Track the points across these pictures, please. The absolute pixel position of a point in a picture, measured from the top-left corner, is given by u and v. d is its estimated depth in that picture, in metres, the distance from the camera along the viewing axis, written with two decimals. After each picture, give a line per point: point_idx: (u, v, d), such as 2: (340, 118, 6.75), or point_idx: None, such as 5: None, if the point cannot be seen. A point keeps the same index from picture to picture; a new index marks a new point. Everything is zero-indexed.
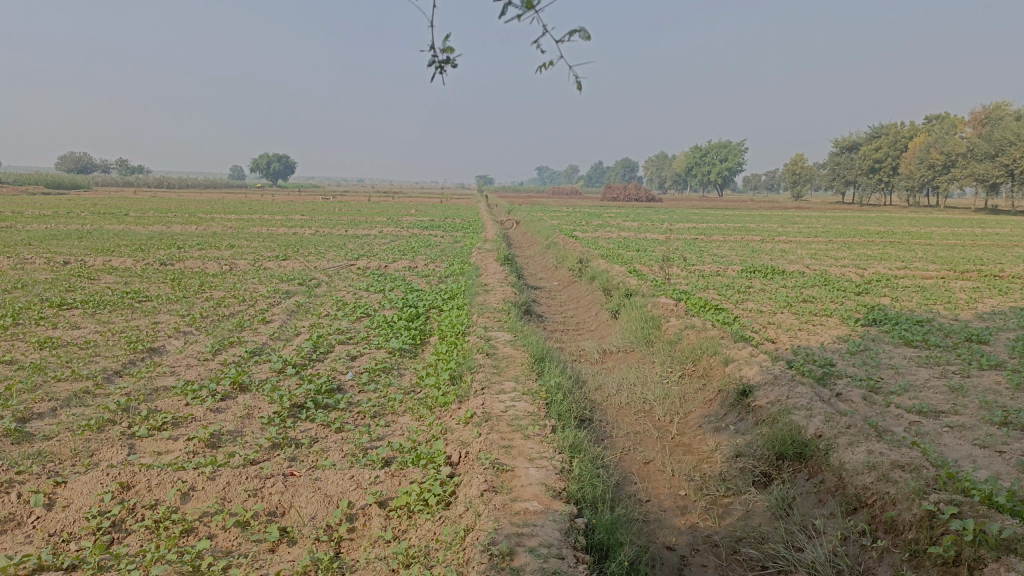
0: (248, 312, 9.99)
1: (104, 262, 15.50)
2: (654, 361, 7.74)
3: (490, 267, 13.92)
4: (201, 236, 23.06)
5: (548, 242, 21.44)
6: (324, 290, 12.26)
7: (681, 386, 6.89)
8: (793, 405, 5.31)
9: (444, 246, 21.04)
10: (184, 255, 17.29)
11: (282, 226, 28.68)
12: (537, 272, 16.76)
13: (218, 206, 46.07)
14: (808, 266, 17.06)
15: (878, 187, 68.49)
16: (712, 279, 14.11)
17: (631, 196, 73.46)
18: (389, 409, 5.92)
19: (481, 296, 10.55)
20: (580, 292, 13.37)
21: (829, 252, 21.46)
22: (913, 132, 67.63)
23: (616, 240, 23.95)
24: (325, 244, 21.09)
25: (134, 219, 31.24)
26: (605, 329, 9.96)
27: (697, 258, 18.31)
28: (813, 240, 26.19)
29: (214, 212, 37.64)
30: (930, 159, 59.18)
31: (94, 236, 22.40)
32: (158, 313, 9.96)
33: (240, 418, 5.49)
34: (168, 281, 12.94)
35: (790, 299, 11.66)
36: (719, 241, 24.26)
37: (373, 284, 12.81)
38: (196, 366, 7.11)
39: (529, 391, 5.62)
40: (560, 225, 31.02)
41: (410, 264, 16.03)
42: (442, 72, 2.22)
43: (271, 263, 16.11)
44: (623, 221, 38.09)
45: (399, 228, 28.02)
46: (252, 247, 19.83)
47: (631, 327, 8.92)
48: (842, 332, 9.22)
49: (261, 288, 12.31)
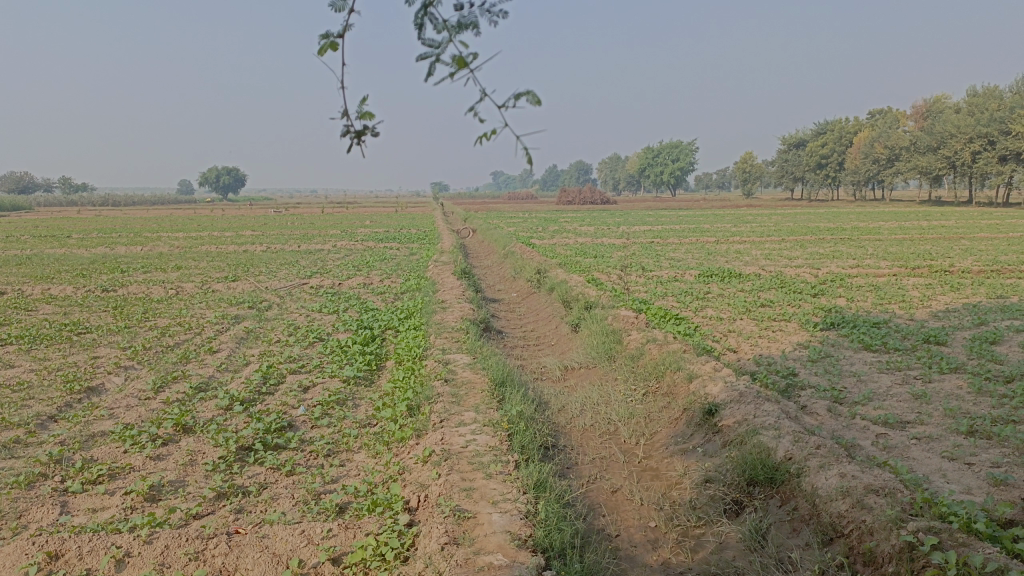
0: (195, 342, 9.57)
1: (43, 291, 14.83)
2: (617, 378, 7.56)
3: (447, 282, 13.65)
4: (147, 258, 22.28)
5: (505, 251, 21.23)
6: (275, 313, 11.84)
7: (645, 405, 6.72)
8: (761, 425, 5.17)
9: (400, 259, 20.68)
10: (128, 279, 16.66)
11: (232, 244, 27.97)
12: (495, 284, 16.54)
13: (166, 223, 44.92)
14: (764, 268, 17.14)
15: (826, 182, 69.90)
16: (671, 285, 14.04)
17: (587, 199, 73.74)
18: (344, 446, 5.63)
19: (439, 314, 10.29)
20: (539, 304, 13.18)
21: (783, 251, 21.66)
22: (857, 128, 69.20)
23: (573, 247, 23.85)
24: (277, 262, 20.57)
25: (76, 242, 30.19)
26: (566, 344, 9.77)
27: (655, 263, 18.28)
28: (767, 239, 26.48)
29: (160, 231, 36.56)
30: (874, 154, 60.55)
31: (32, 261, 21.47)
32: (99, 347, 9.47)
33: (183, 467, 5.15)
34: (110, 309, 12.38)
35: (749, 304, 11.64)
36: (676, 244, 24.34)
37: (326, 304, 12.44)
38: (138, 406, 6.72)
39: (490, 421, 5.39)
40: (516, 232, 30.83)
41: (365, 280, 15.66)
42: (359, 142, 2.00)
43: (221, 285, 15.58)
44: (579, 226, 38.09)
45: (353, 242, 27.53)
46: (200, 268, 19.21)
47: (592, 341, 8.75)
48: (802, 338, 9.18)
49: (208, 313, 11.85)
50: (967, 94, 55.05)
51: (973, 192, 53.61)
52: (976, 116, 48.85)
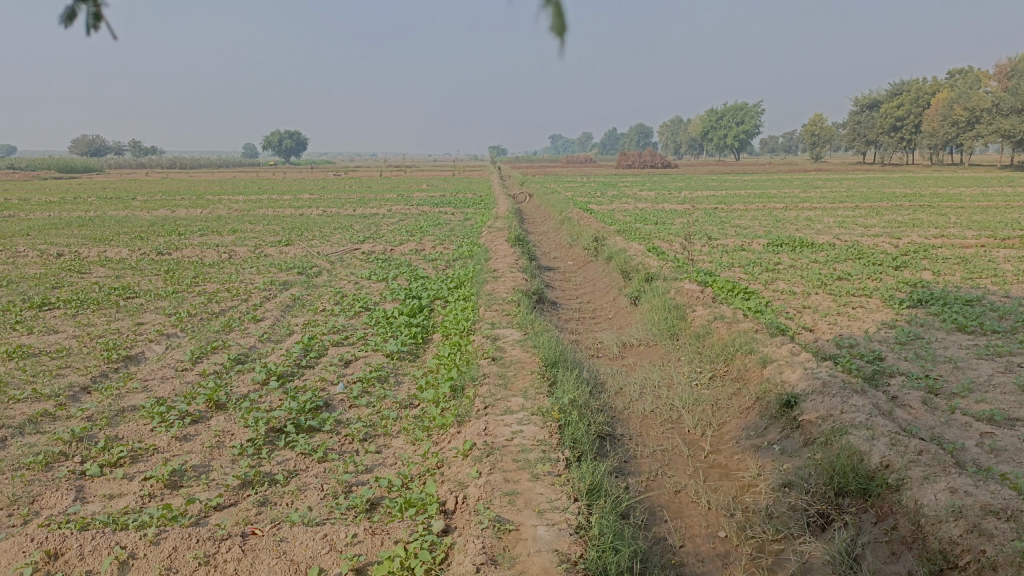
0: (239, 308, 9.27)
1: (98, 253, 14.83)
2: (681, 359, 6.94)
3: (500, 249, 13.11)
4: (204, 220, 22.34)
5: (562, 217, 20.54)
6: (323, 280, 11.52)
7: (712, 390, 6.10)
8: (850, 424, 4.53)
9: (454, 224, 20.22)
10: (183, 242, 16.60)
11: (289, 207, 27.92)
12: (551, 251, 15.95)
13: (227, 186, 45.40)
14: (837, 236, 16.10)
15: (900, 146, 66.60)
16: (737, 255, 13.21)
17: (647, 163, 72.02)
18: (382, 430, 5.18)
19: (490, 284, 9.77)
20: (596, 273, 12.56)
21: (857, 219, 20.43)
22: (935, 88, 65.47)
23: (632, 212, 23.00)
24: (331, 225, 20.34)
25: (139, 203, 30.62)
26: (625, 319, 9.15)
27: (719, 231, 17.38)
28: (838, 206, 25.13)
29: (221, 193, 36.95)
30: (953, 116, 57.21)
31: (94, 222, 21.77)
32: (144, 313, 9.26)
33: (208, 450, 4.79)
34: (160, 273, 12.24)
35: (824, 277, 10.78)
36: (741, 211, 23.24)
37: (376, 270, 12.06)
38: (172, 379, 6.41)
39: (540, 409, 4.86)
40: (573, 197, 30.05)
41: (416, 246, 15.24)
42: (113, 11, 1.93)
43: (272, 249, 15.38)
44: (639, 191, 37.00)
45: (408, 206, 27.18)
46: (255, 231, 19.10)
47: (654, 316, 8.12)
48: (886, 317, 8.35)
49: (257, 279, 11.60)
50: None
51: None
52: None
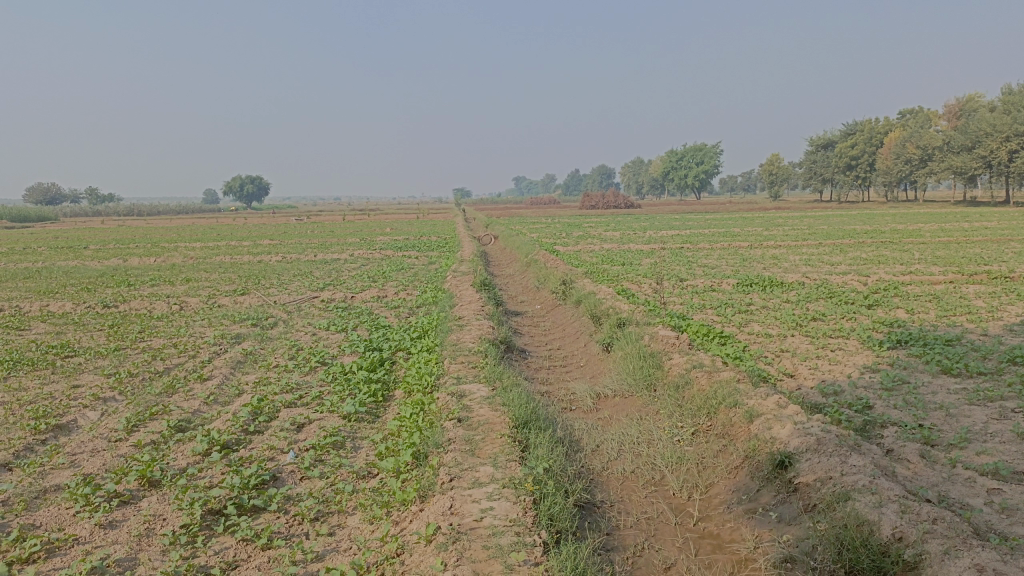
0: (185, 367, 8.64)
1: (41, 307, 14.04)
2: (660, 412, 6.50)
3: (465, 295, 12.66)
4: (158, 269, 21.58)
5: (528, 259, 20.19)
6: (279, 332, 10.92)
7: (695, 448, 5.65)
8: (853, 488, 4.12)
9: (418, 269, 19.76)
10: (132, 293, 15.87)
11: (247, 254, 27.21)
12: (518, 295, 15.55)
13: (185, 233, 44.43)
14: (806, 275, 15.97)
15: (856, 183, 68.08)
16: (708, 296, 12.94)
17: (610, 204, 72.55)
18: (335, 508, 4.64)
19: (455, 333, 9.30)
20: (565, 318, 12.17)
21: (823, 256, 20.43)
22: (886, 127, 67.31)
23: (599, 254, 22.77)
24: (290, 273, 19.74)
25: (90, 253, 29.65)
26: (597, 368, 8.72)
27: (687, 271, 17.18)
28: (802, 244, 25.26)
29: (177, 240, 36.02)
30: (905, 155, 58.68)
31: (41, 274, 20.86)
32: (81, 374, 8.59)
33: (135, 539, 4.19)
34: (104, 329, 11.53)
35: (798, 318, 10.51)
36: (707, 250, 23.14)
37: (335, 320, 11.50)
38: (104, 452, 5.79)
39: (512, 480, 4.37)
40: (538, 238, 29.81)
41: (379, 293, 14.72)
42: None
43: (227, 299, 14.72)
44: (604, 232, 36.99)
45: (371, 250, 26.66)
46: (211, 280, 18.42)
47: (628, 365, 7.71)
48: (868, 361, 8.05)
49: (208, 333, 10.97)
50: (1003, 91, 53.18)
51: (1011, 192, 51.72)
52: (1014, 113, 47.03)
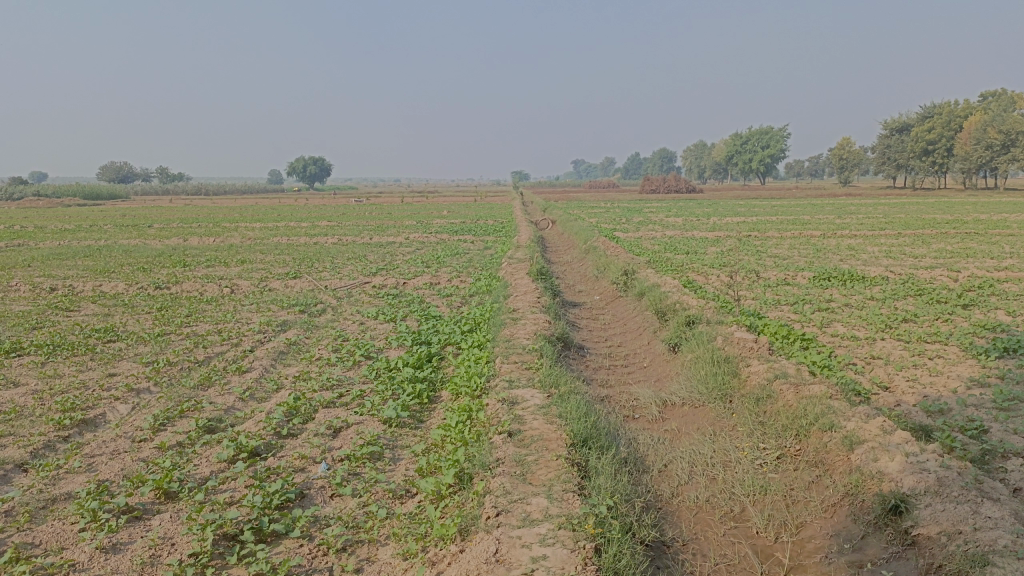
0: (225, 357, 8.22)
1: (94, 287, 13.92)
2: (738, 430, 5.74)
3: (521, 284, 12.00)
4: (215, 250, 21.50)
5: (587, 246, 19.40)
6: (326, 320, 10.46)
7: (782, 476, 4.89)
8: (991, 550, 3.36)
9: (473, 254, 19.17)
10: (185, 275, 15.69)
11: (303, 235, 27.06)
12: (576, 285, 14.82)
13: (246, 213, 44.86)
14: (887, 269, 14.80)
15: (932, 170, 64.75)
16: (782, 290, 11.99)
17: (671, 188, 70.78)
18: (365, 537, 4.05)
19: (509, 328, 8.65)
20: (627, 311, 11.40)
21: (904, 248, 19.08)
22: (967, 110, 63.73)
23: (660, 241, 21.79)
24: (344, 256, 19.39)
25: (153, 232, 30.03)
26: (662, 370, 7.96)
27: (757, 262, 16.15)
28: (880, 234, 23.79)
29: (238, 221, 36.35)
30: (987, 139, 55.31)
31: (101, 252, 21.03)
32: (119, 362, 8.24)
33: (137, 570, 3.68)
34: (152, 312, 11.27)
35: (886, 319, 9.53)
36: (775, 239, 21.94)
37: (384, 308, 10.99)
38: (125, 455, 5.34)
39: (570, 519, 3.71)
40: (597, 223, 28.95)
41: (431, 279, 14.18)
42: None
43: (278, 282, 14.38)
44: (665, 216, 35.78)
45: (426, 234, 26.21)
46: (264, 262, 18.20)
47: (699, 370, 6.94)
48: (975, 372, 7.10)
49: (254, 318, 10.58)
50: None
51: None
52: None
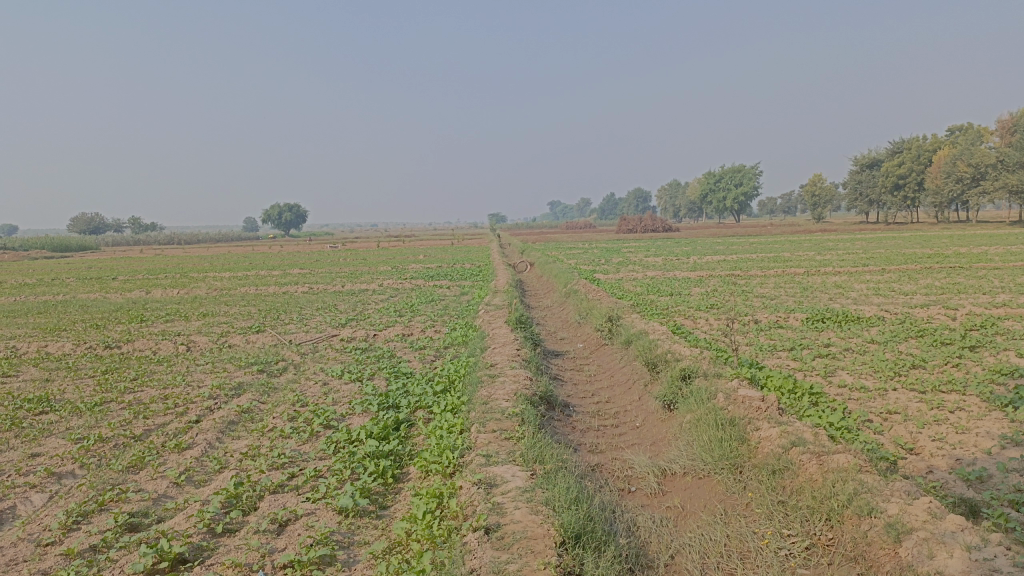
0: (166, 430, 7.26)
1: (38, 349, 12.87)
2: (753, 510, 4.93)
3: (499, 335, 11.20)
4: (178, 303, 20.48)
5: (567, 290, 18.64)
6: (285, 381, 9.54)
7: (814, 575, 4.08)
8: None
9: (449, 301, 18.37)
10: (141, 332, 14.68)
11: (272, 284, 26.09)
12: (557, 332, 14.04)
13: (215, 262, 43.75)
14: (881, 308, 14.19)
15: (904, 204, 65.31)
16: (776, 335, 11.28)
17: (648, 228, 70.84)
18: None
19: (486, 387, 7.81)
20: (613, 362, 10.62)
21: (892, 285, 18.60)
22: (935, 145, 64.64)
23: (643, 283, 21.14)
24: (314, 306, 18.47)
25: (115, 284, 28.91)
26: (657, 432, 7.14)
27: (745, 303, 15.50)
28: (864, 270, 23.36)
29: (207, 271, 35.33)
30: (956, 173, 55.84)
31: (56, 308, 19.92)
32: (45, 438, 7.26)
33: None
34: (95, 376, 10.27)
35: (893, 366, 8.80)
36: (759, 278, 21.37)
37: (350, 366, 10.09)
38: (21, 566, 4.38)
39: None
40: (576, 266, 28.30)
41: (404, 331, 13.32)
42: None
43: (239, 338, 13.43)
44: (644, 257, 35.27)
45: (400, 280, 25.40)
46: (228, 315, 17.23)
47: (701, 435, 6.13)
48: (1006, 428, 6.36)
49: (206, 381, 9.63)
50: None
51: None
52: None
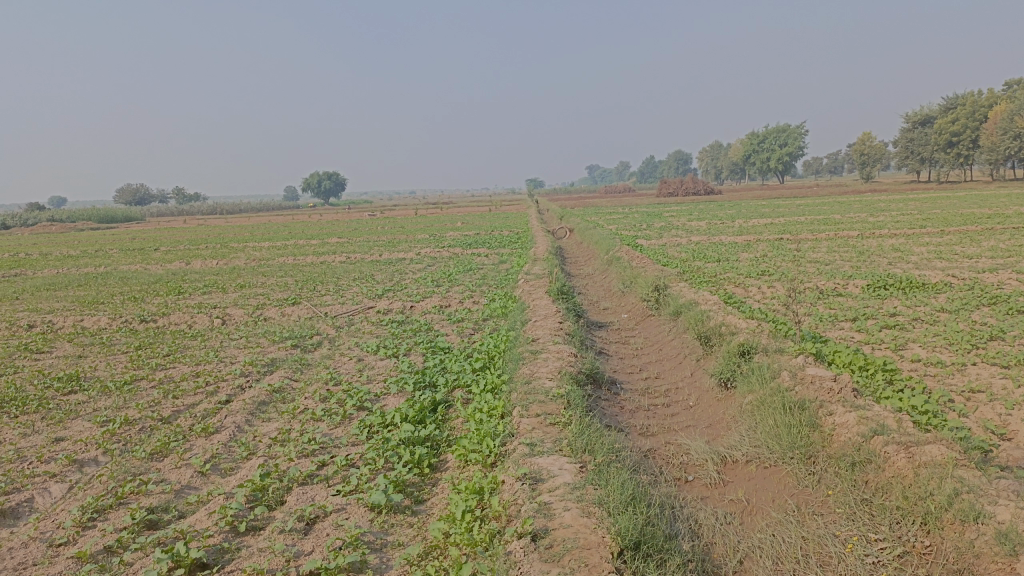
0: (195, 412, 6.95)
1: (75, 324, 12.74)
2: (831, 509, 4.41)
3: (539, 306, 10.68)
4: (216, 274, 20.35)
5: (609, 257, 17.99)
6: (319, 356, 9.18)
7: None
8: None
9: (487, 270, 17.88)
10: (176, 305, 14.49)
11: (309, 254, 25.88)
12: (600, 301, 13.47)
13: (254, 232, 43.86)
14: (946, 273, 13.31)
15: (957, 162, 62.65)
16: (836, 303, 10.58)
17: (689, 191, 69.28)
18: None
19: (528, 364, 7.33)
20: (661, 334, 10.05)
21: (953, 247, 17.57)
22: (992, 99, 61.65)
23: (687, 248, 20.38)
24: (350, 276, 18.14)
25: (155, 256, 29.03)
26: (714, 414, 6.59)
27: (797, 269, 14.72)
28: (921, 232, 22.22)
29: (247, 241, 35.39)
30: (1014, 129, 53.14)
31: (97, 281, 19.94)
32: (72, 421, 7.01)
33: None
34: (127, 353, 10.04)
35: (969, 338, 8.08)
36: (811, 242, 20.43)
37: (386, 340, 9.69)
38: (31, 571, 4.07)
39: None
40: (616, 231, 27.56)
41: (441, 302, 12.89)
42: None
43: (274, 310, 13.14)
44: (687, 220, 34.28)
45: (438, 248, 24.97)
46: (264, 286, 16.98)
47: (767, 420, 5.57)
48: None
49: (239, 357, 9.33)
50: None
51: None
52: None
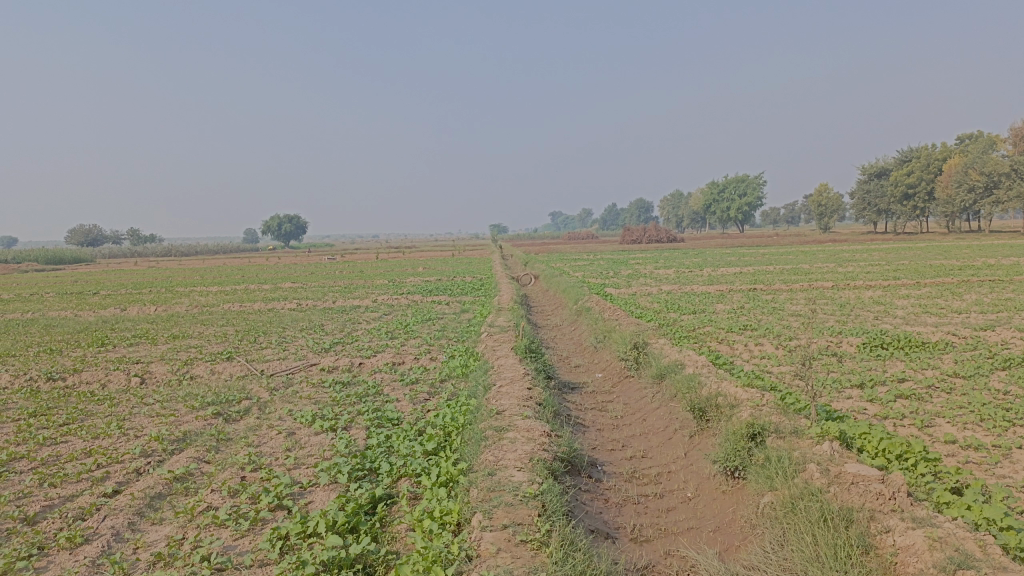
0: (67, 511, 5.45)
1: None
2: None
3: (505, 366, 9.38)
4: (151, 322, 18.64)
5: (578, 308, 16.81)
6: (244, 428, 7.71)
7: None
8: None
9: (447, 320, 16.56)
10: (96, 359, 12.81)
11: (258, 300, 24.23)
12: (570, 358, 12.21)
13: (205, 275, 41.87)
14: (942, 330, 12.35)
15: (913, 214, 63.47)
16: (835, 365, 9.47)
17: (652, 238, 69.07)
18: None
19: (492, 447, 5.99)
20: (645, 399, 8.80)
21: (937, 301, 16.75)
22: (946, 153, 62.89)
23: (659, 298, 19.36)
24: (298, 326, 16.63)
25: (93, 300, 27.07)
26: (723, 513, 5.31)
27: (781, 324, 13.68)
28: (897, 284, 21.50)
29: (195, 285, 33.45)
30: (969, 182, 53.83)
31: (17, 330, 18.03)
32: None
33: None
34: (16, 422, 8.42)
35: (1002, 412, 6.96)
36: (786, 293, 19.55)
37: (325, 408, 8.26)
38: None
39: None
40: (584, 279, 26.49)
41: (394, 358, 11.51)
42: None
43: (205, 367, 11.58)
44: (654, 268, 33.45)
45: (396, 295, 23.57)
46: (202, 337, 15.38)
47: (803, 534, 4.32)
48: None
49: (147, 429, 7.80)
50: None
51: None
52: None
